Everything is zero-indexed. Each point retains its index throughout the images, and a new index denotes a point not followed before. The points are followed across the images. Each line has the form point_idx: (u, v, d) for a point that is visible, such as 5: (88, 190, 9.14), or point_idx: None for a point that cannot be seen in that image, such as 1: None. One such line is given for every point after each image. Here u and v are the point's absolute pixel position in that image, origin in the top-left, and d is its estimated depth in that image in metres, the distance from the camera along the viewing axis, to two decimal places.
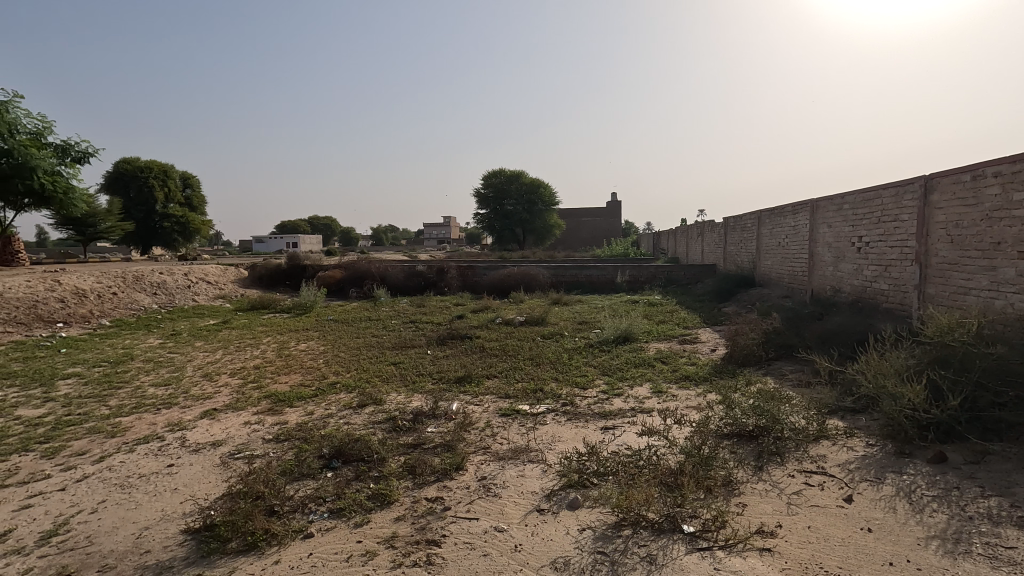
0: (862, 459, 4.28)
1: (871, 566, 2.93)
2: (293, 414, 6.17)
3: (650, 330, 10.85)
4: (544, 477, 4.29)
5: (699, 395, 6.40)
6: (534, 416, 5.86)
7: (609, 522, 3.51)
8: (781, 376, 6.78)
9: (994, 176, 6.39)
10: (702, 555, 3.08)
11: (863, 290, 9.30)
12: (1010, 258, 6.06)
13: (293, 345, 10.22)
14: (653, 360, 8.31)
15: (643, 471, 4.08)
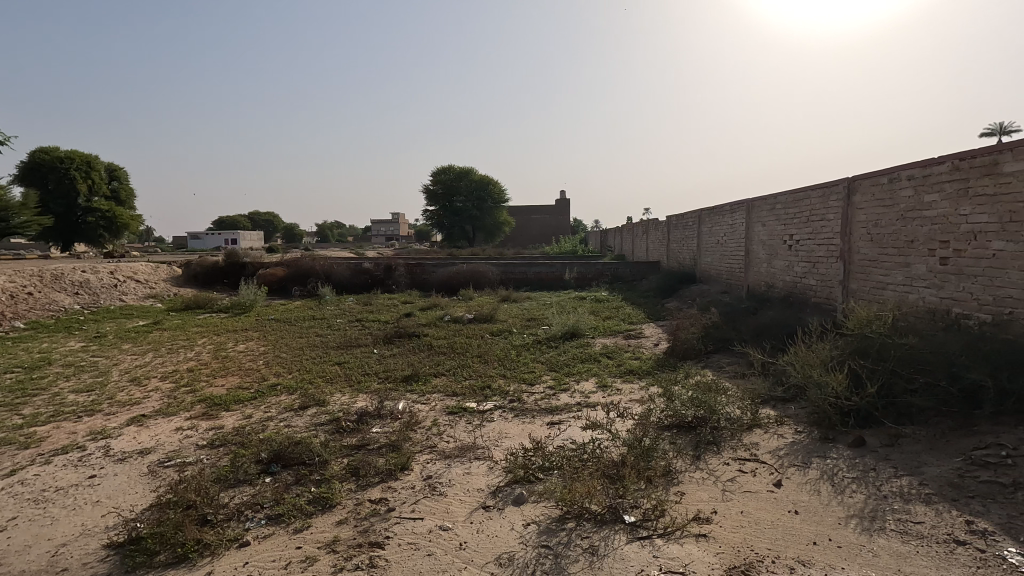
0: (790, 445, 4.53)
1: (796, 547, 3.10)
2: (230, 418, 5.92)
3: (596, 325, 11.06)
4: (490, 474, 4.31)
5: (642, 388, 6.59)
6: (481, 413, 5.87)
7: (553, 515, 3.55)
8: (719, 369, 7.08)
9: (908, 179, 6.87)
10: (642, 543, 3.17)
11: (794, 286, 9.83)
12: (922, 255, 6.56)
13: (231, 346, 9.80)
14: (599, 355, 8.49)
15: (586, 464, 4.16)
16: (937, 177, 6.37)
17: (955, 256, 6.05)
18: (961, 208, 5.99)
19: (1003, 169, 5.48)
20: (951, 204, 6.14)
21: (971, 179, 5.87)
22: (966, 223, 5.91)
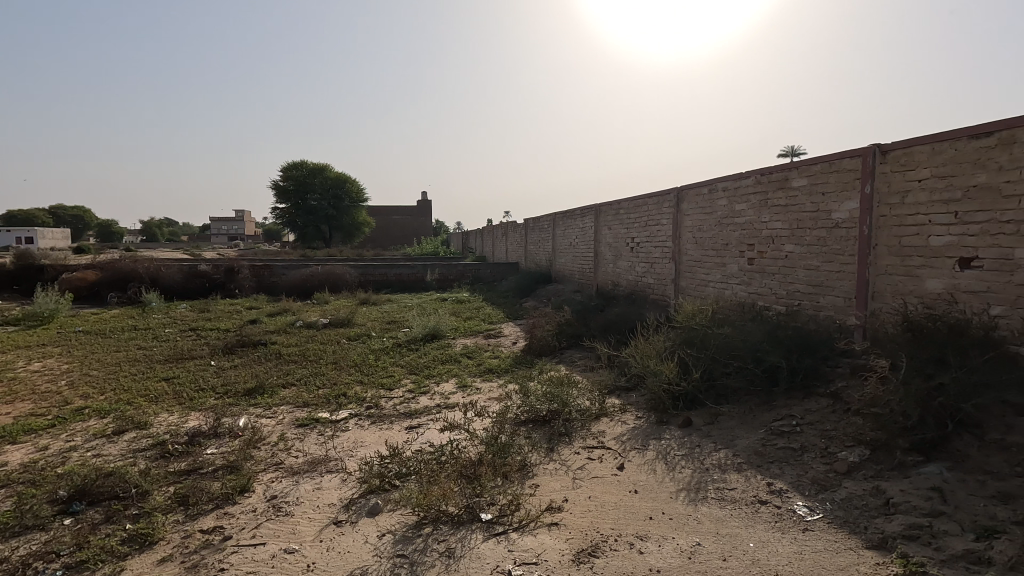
0: (631, 430, 4.94)
1: (636, 523, 3.38)
2: (16, 452, 4.90)
3: (457, 326, 11.11)
4: (343, 486, 4.08)
5: (500, 386, 6.74)
6: (334, 423, 5.55)
7: (410, 522, 3.47)
8: (571, 363, 7.51)
9: (723, 190, 7.89)
10: (497, 539, 3.22)
11: (635, 284, 10.77)
12: (735, 256, 7.58)
13: (20, 365, 8.14)
14: (460, 355, 8.53)
15: (444, 466, 4.13)
16: (745, 190, 7.40)
17: (759, 257, 7.08)
18: (763, 216, 7.03)
19: (792, 184, 6.51)
20: (755, 212, 7.17)
21: (769, 192, 6.91)
22: (766, 229, 6.95)
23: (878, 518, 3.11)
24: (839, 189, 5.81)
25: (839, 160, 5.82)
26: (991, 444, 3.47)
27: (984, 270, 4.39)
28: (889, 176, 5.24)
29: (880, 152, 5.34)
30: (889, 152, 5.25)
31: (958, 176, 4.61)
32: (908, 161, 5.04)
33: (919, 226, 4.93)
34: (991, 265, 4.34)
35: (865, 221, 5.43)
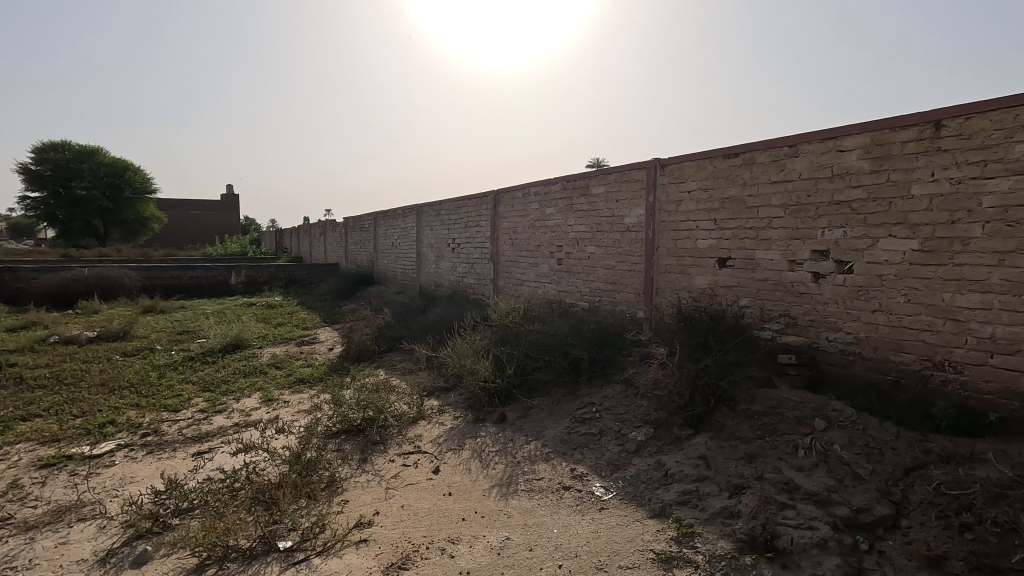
0: (448, 431, 4.92)
1: (448, 526, 3.34)
2: None
3: (265, 333, 10.06)
4: (101, 536, 3.35)
5: (311, 397, 6.23)
6: (94, 458, 4.57)
7: (188, 566, 2.97)
8: (391, 367, 7.26)
9: (534, 195, 8.34)
10: (297, 568, 2.91)
11: (457, 284, 10.89)
12: (546, 257, 8.07)
13: None
14: (266, 366, 7.71)
15: (237, 494, 3.64)
16: (553, 195, 7.91)
17: (566, 258, 7.63)
18: (568, 220, 7.59)
19: (592, 191, 7.13)
20: (562, 216, 7.72)
21: (573, 198, 7.48)
22: (572, 232, 7.52)
23: (659, 489, 3.51)
24: (629, 197, 6.51)
25: (629, 171, 6.53)
26: (740, 413, 4.16)
27: (735, 268, 5.28)
28: (666, 187, 6.01)
29: (660, 165, 6.09)
30: (666, 167, 6.01)
31: (715, 189, 5.46)
32: (680, 175, 5.84)
33: (689, 231, 5.74)
34: (739, 264, 5.23)
35: (650, 226, 6.16)
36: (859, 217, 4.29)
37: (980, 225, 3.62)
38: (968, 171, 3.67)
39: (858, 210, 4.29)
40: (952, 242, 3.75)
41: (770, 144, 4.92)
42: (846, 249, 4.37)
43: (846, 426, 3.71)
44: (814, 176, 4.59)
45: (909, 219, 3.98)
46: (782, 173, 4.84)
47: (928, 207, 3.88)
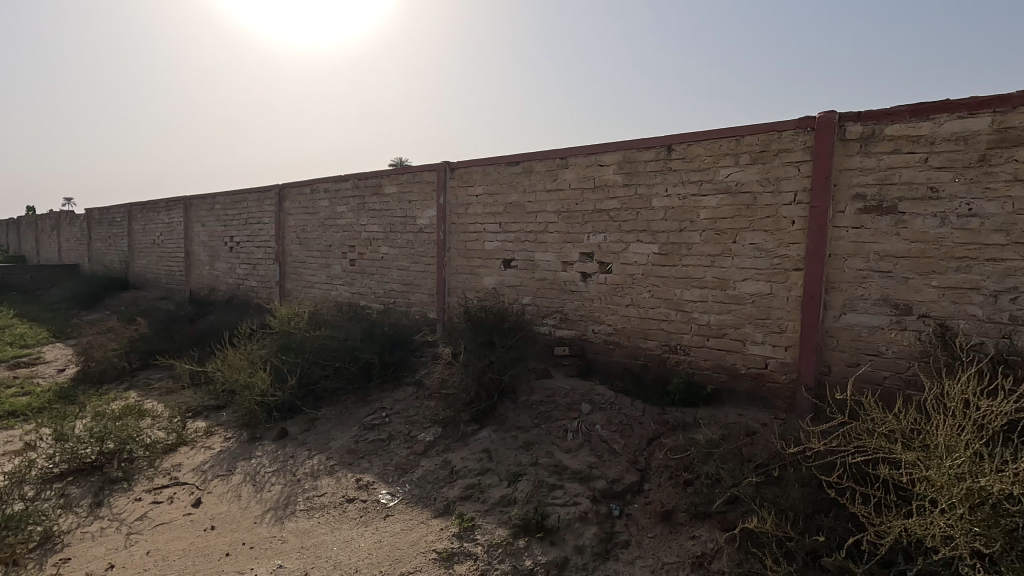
0: (216, 455, 4.33)
1: (207, 566, 2.92)
2: None
3: None
4: None
5: (26, 433, 4.94)
6: None
7: None
8: (146, 387, 6.16)
9: (324, 192, 7.85)
10: None
11: (236, 288, 9.72)
12: (337, 257, 7.66)
13: None
14: None
15: None
16: (344, 193, 7.53)
17: (359, 258, 7.35)
18: (361, 220, 7.30)
19: (384, 191, 6.97)
20: (354, 215, 7.40)
21: (365, 197, 7.22)
22: (364, 232, 7.26)
23: (444, 487, 3.56)
24: (421, 199, 6.52)
25: (420, 172, 6.53)
26: (520, 404, 4.46)
27: (518, 269, 5.64)
28: (456, 190, 6.16)
29: (449, 168, 6.21)
30: (456, 170, 6.16)
31: (500, 194, 5.76)
32: (469, 179, 6.03)
33: (478, 233, 5.97)
34: (522, 265, 5.60)
35: (441, 228, 6.25)
36: (615, 224, 4.92)
37: (699, 233, 4.42)
38: (690, 188, 4.46)
39: (615, 218, 4.92)
40: (681, 247, 4.52)
41: (545, 155, 5.36)
42: (606, 252, 4.98)
43: (606, 407, 4.22)
44: (581, 187, 5.13)
45: (651, 227, 4.69)
46: (556, 182, 5.31)
47: (664, 217, 4.62)
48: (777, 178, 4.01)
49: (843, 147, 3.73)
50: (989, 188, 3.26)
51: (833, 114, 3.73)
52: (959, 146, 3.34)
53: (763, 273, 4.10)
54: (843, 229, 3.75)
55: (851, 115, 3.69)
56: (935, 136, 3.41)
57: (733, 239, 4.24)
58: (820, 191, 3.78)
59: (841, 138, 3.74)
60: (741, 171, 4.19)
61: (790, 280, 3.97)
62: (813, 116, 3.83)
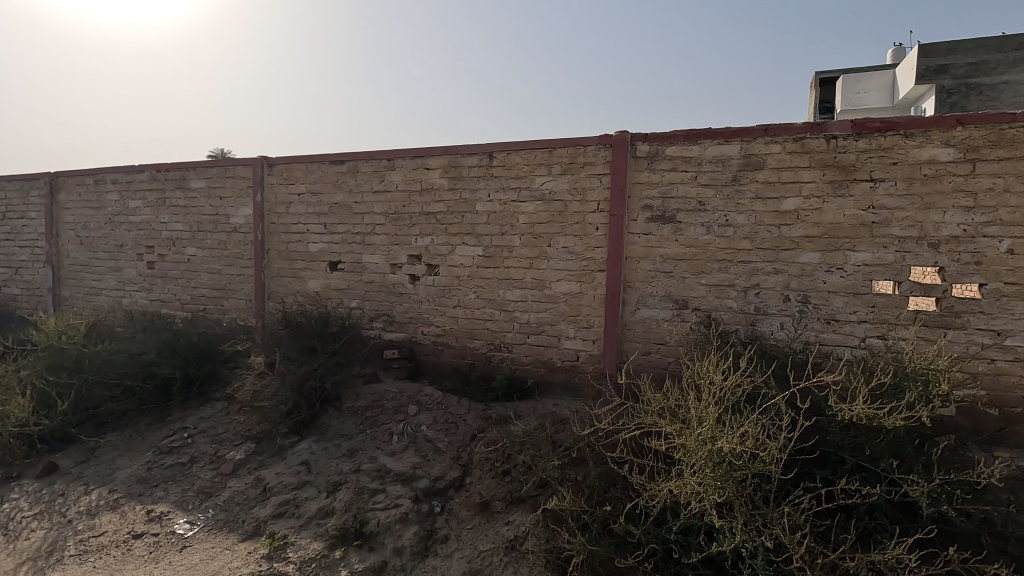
0: None
1: None
2: None
3: None
4: None
5: None
6: None
7: None
8: None
9: (112, 183, 6.74)
10: None
11: None
12: (131, 260, 6.66)
13: None
14: None
15: None
16: (138, 185, 6.55)
17: (159, 261, 6.46)
18: (161, 217, 6.42)
19: (190, 184, 6.22)
20: (152, 211, 6.48)
21: (166, 191, 6.36)
22: (165, 230, 6.40)
23: (255, 507, 3.36)
24: (234, 195, 5.94)
25: (233, 166, 5.94)
26: (344, 411, 4.32)
27: (345, 271, 5.44)
28: (275, 187, 5.74)
29: (267, 163, 5.76)
30: (274, 166, 5.73)
31: (324, 194, 5.50)
32: (289, 176, 5.66)
33: (301, 234, 5.64)
34: (349, 267, 5.42)
35: (258, 228, 5.77)
36: (442, 227, 5.01)
37: (519, 237, 4.70)
38: (510, 194, 4.72)
39: (441, 221, 5.00)
40: (503, 249, 4.76)
41: (371, 155, 5.25)
42: (434, 254, 5.04)
43: (432, 407, 4.28)
44: (408, 189, 5.13)
45: (476, 231, 4.87)
46: (383, 184, 5.23)
47: (487, 221, 4.82)
48: (584, 188, 4.44)
49: (635, 163, 4.26)
50: (740, 203, 3.97)
51: (627, 134, 4.24)
52: (718, 167, 4.02)
53: (574, 274, 4.50)
54: (636, 235, 4.28)
55: (640, 136, 4.22)
56: (702, 158, 4.06)
57: (548, 243, 4.58)
58: (618, 201, 4.28)
59: (633, 155, 4.26)
60: (554, 181, 4.54)
61: (596, 280, 4.42)
62: (611, 134, 4.31)
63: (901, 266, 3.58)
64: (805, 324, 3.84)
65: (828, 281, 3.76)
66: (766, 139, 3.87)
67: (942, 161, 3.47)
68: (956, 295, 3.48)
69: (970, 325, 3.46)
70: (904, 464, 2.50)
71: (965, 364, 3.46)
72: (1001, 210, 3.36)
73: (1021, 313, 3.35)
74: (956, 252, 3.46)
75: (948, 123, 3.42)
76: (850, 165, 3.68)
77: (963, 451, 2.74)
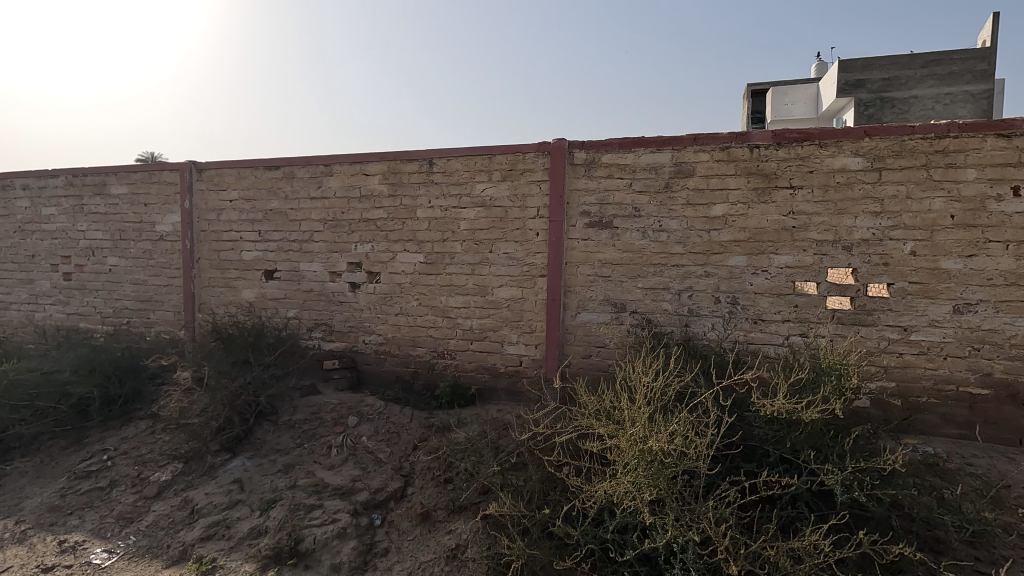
0: None
1: None
2: None
3: None
4: None
5: None
6: None
7: None
8: None
9: (22, 188, 6.25)
10: None
11: None
12: (44, 271, 6.19)
13: None
14: None
15: None
16: (52, 191, 6.10)
17: (77, 272, 6.04)
18: (78, 225, 6.01)
19: (110, 191, 5.85)
20: (68, 219, 6.05)
21: (84, 197, 5.96)
22: (84, 239, 5.99)
23: (181, 531, 3.19)
24: (160, 201, 5.63)
25: (159, 171, 5.64)
26: (280, 425, 4.17)
27: (281, 280, 5.26)
28: (205, 194, 5.49)
29: (196, 168, 5.50)
30: (204, 171, 5.48)
31: (258, 200, 5.31)
32: (220, 182, 5.43)
33: (234, 242, 5.42)
34: (285, 275, 5.25)
35: (187, 235, 5.49)
36: (382, 233, 4.93)
37: (460, 243, 4.69)
38: (450, 201, 4.71)
39: (381, 228, 4.93)
40: (444, 256, 4.74)
41: (308, 161, 5.11)
42: (374, 261, 4.96)
43: (373, 418, 4.19)
44: (346, 195, 5.02)
45: (416, 237, 4.82)
46: (320, 190, 5.10)
47: (428, 228, 4.79)
48: (523, 195, 4.48)
49: (573, 171, 4.35)
50: (672, 209, 4.12)
51: (564, 141, 4.32)
52: (652, 174, 4.16)
53: (515, 280, 4.53)
54: (575, 240, 4.36)
55: (577, 143, 4.32)
56: (636, 166, 4.19)
57: (489, 249, 4.60)
58: (556, 208, 4.34)
59: (570, 162, 4.35)
60: (493, 187, 4.57)
61: (537, 285, 4.46)
62: (549, 141, 4.38)
63: (819, 268, 3.81)
64: (734, 325, 4.02)
65: (754, 283, 3.96)
66: (695, 147, 4.04)
67: (852, 169, 3.72)
68: (868, 294, 3.73)
69: (880, 322, 3.71)
70: (821, 454, 2.66)
71: (877, 358, 3.72)
72: (905, 215, 3.64)
73: (924, 310, 3.63)
74: (867, 254, 3.72)
75: (857, 134, 3.68)
76: (772, 173, 3.89)
77: (874, 440, 2.94)
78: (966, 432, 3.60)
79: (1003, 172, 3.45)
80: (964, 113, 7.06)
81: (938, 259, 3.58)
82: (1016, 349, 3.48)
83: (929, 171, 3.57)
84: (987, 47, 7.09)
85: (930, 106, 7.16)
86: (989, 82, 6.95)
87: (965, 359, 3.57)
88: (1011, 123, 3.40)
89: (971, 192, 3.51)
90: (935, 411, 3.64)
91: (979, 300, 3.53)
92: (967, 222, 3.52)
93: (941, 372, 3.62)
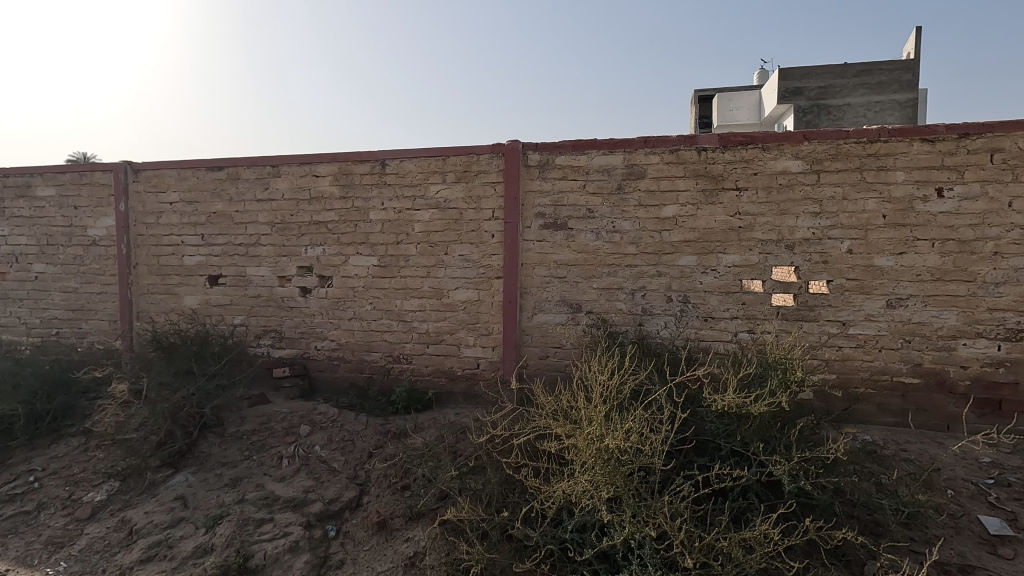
0: None
1: None
2: None
3: None
4: None
5: None
6: None
7: None
8: None
9: None
10: None
11: None
12: None
13: None
14: None
15: None
16: None
17: None
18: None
19: (36, 192, 5.46)
20: None
21: (6, 200, 5.55)
22: (6, 245, 5.57)
23: (117, 554, 3.00)
24: (92, 204, 5.30)
25: (90, 172, 5.31)
26: (226, 437, 3.99)
27: (226, 286, 5.05)
28: (142, 196, 5.21)
29: (132, 169, 5.21)
30: (141, 171, 5.20)
31: (201, 203, 5.08)
32: (158, 183, 5.16)
33: (174, 246, 5.16)
34: (231, 281, 5.03)
35: (122, 240, 5.19)
36: (334, 236, 4.80)
37: (414, 246, 4.62)
38: (404, 203, 4.63)
39: (333, 231, 4.80)
40: (399, 259, 4.66)
41: (253, 162, 4.92)
42: (326, 265, 4.82)
43: (326, 426, 4.07)
44: (295, 197, 4.87)
45: (369, 240, 4.72)
46: (267, 191, 4.92)
47: (382, 230, 4.69)
48: (478, 197, 4.46)
49: (527, 173, 4.36)
50: (625, 210, 4.19)
51: (518, 143, 4.33)
52: (605, 176, 4.22)
53: (471, 282, 4.50)
54: (531, 242, 4.37)
55: (530, 145, 4.33)
56: (589, 167, 4.24)
57: (444, 251, 4.55)
58: (512, 209, 4.34)
59: (525, 164, 4.36)
60: (448, 189, 4.53)
61: (493, 287, 4.44)
62: (503, 143, 4.38)
63: (763, 267, 3.96)
64: (685, 323, 4.12)
65: (703, 282, 4.07)
66: (645, 150, 4.13)
67: (793, 172, 3.88)
68: (810, 291, 3.90)
69: (821, 318, 3.89)
70: (769, 446, 2.75)
71: (819, 352, 3.90)
72: (841, 215, 3.82)
73: (860, 305, 3.82)
74: (808, 253, 3.89)
75: (796, 138, 3.85)
76: (719, 175, 4.01)
77: (818, 430, 3.08)
78: (900, 420, 3.81)
79: (928, 175, 3.68)
80: (892, 119, 7.49)
81: (872, 257, 3.78)
82: (942, 340, 3.72)
83: (863, 173, 3.77)
84: (911, 59, 7.57)
85: (861, 114, 7.58)
86: (913, 91, 7.42)
87: (898, 350, 3.78)
88: (934, 129, 3.63)
89: (901, 193, 3.72)
90: (871, 401, 3.84)
91: (909, 295, 3.74)
92: (898, 222, 3.74)
93: (876, 363, 3.82)
